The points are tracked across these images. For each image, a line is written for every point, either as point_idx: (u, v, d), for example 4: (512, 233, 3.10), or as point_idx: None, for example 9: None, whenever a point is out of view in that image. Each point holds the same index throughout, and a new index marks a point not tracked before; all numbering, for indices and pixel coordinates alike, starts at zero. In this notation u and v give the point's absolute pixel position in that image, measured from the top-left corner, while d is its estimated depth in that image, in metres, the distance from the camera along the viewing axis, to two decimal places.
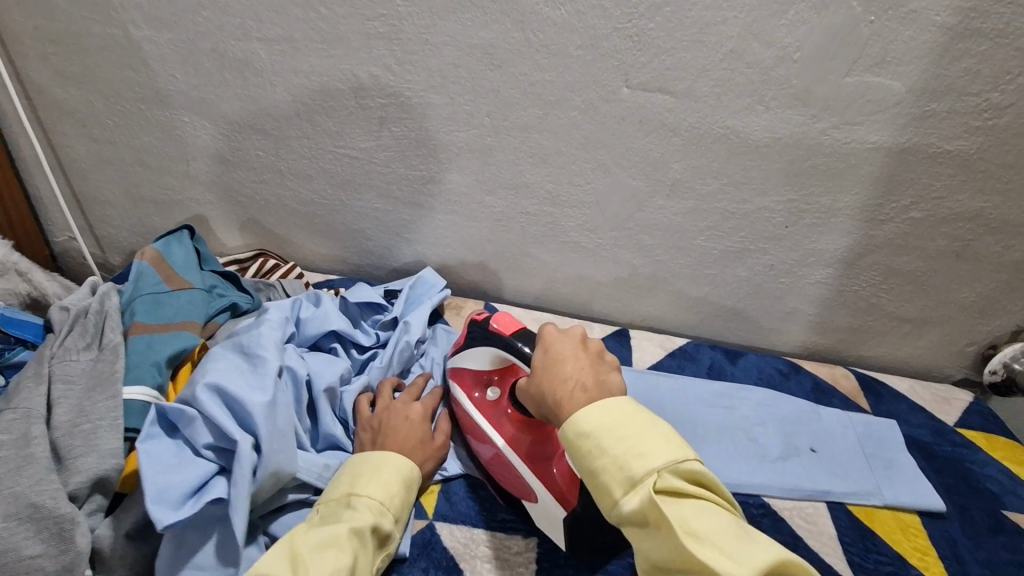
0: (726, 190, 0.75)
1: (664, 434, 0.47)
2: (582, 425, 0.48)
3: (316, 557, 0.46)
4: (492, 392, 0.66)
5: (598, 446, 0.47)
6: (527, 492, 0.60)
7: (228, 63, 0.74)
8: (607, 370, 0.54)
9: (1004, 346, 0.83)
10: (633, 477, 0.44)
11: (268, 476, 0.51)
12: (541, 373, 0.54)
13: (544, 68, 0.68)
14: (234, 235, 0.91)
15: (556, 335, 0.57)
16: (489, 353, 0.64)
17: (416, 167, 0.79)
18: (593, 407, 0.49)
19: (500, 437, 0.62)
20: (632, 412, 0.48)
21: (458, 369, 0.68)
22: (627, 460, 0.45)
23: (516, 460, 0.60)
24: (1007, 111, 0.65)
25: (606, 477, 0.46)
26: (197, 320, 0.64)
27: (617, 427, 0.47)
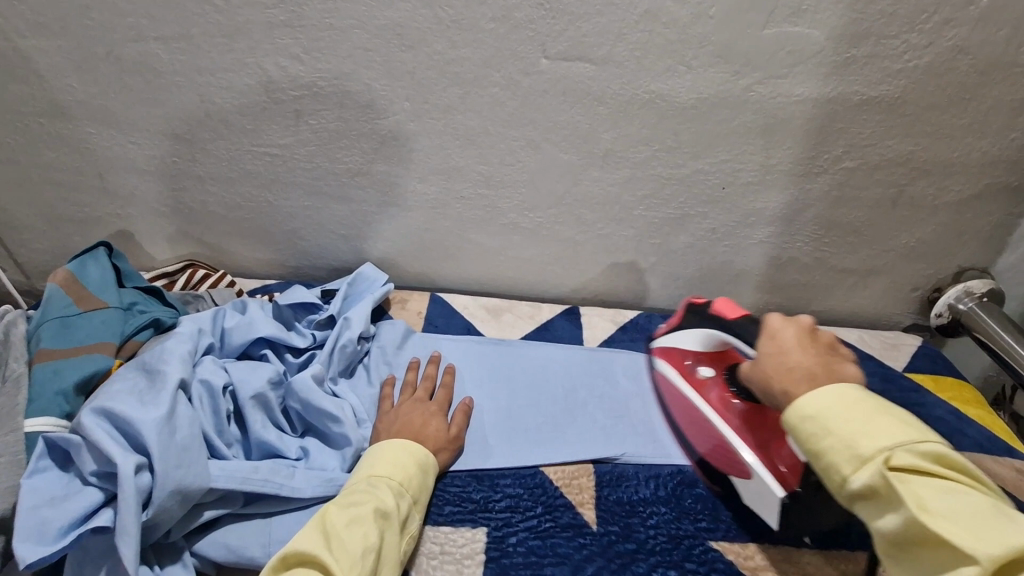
0: (659, 156, 0.73)
1: (894, 414, 0.45)
2: (804, 407, 0.47)
3: (347, 532, 0.48)
4: (705, 372, 0.67)
5: (821, 426, 0.46)
6: (741, 471, 0.60)
7: (126, 66, 0.69)
8: (838, 361, 0.51)
9: (947, 288, 0.84)
10: (863, 456, 0.43)
11: (166, 495, 0.47)
12: (763, 359, 0.54)
13: (458, 45, 0.65)
14: (162, 248, 0.86)
15: (779, 323, 0.55)
16: (706, 334, 0.65)
17: (340, 159, 0.75)
18: (820, 392, 0.47)
19: (715, 414, 0.64)
20: (857, 395, 0.47)
21: (669, 348, 0.70)
22: (854, 437, 0.44)
23: (734, 438, 0.61)
24: (927, 50, 0.64)
25: (830, 456, 0.45)
26: (112, 340, 0.61)
27: (842, 406, 0.46)
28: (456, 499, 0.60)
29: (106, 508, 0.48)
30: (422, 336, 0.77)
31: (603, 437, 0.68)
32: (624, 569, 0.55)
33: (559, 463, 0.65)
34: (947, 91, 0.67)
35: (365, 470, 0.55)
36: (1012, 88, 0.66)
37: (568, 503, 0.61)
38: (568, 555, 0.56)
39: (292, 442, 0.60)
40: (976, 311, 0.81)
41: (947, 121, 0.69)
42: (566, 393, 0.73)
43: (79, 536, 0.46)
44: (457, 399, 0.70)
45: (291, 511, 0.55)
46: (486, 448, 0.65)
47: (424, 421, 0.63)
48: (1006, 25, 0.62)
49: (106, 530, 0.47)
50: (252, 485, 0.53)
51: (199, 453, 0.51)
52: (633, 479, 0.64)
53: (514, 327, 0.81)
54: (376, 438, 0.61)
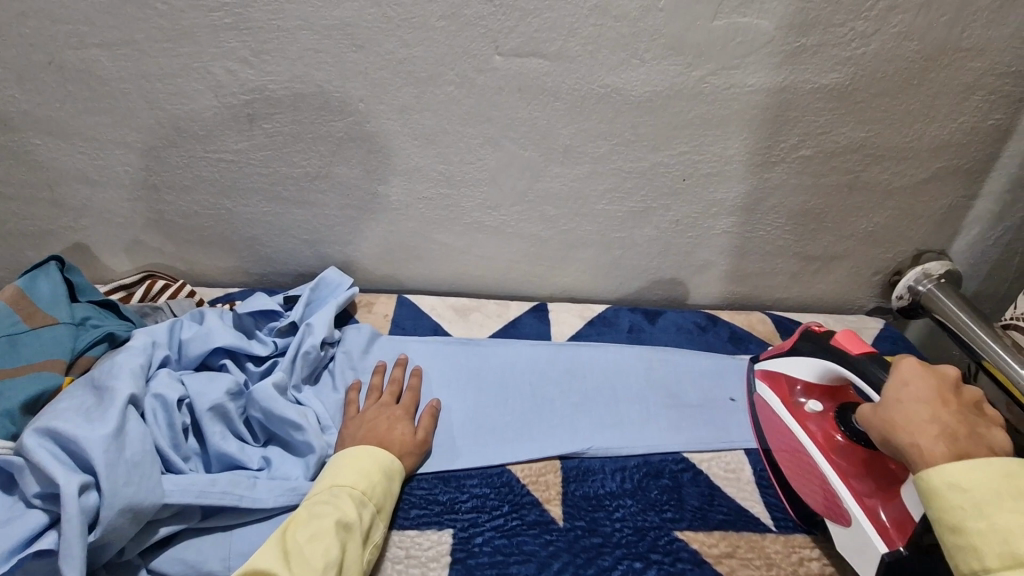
0: (618, 149, 0.73)
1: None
2: (952, 478, 0.46)
3: (308, 547, 0.48)
4: (812, 406, 0.62)
5: (976, 510, 0.45)
6: (841, 517, 0.56)
7: (69, 75, 0.67)
8: (979, 424, 0.49)
9: (906, 271, 0.85)
10: (1022, 555, 0.42)
11: (115, 514, 0.46)
12: (890, 405, 0.52)
13: (409, 44, 0.65)
14: (120, 259, 0.84)
15: (916, 369, 0.52)
16: (823, 366, 0.60)
17: (297, 162, 0.74)
18: (969, 465, 0.46)
19: (815, 448, 0.59)
20: (1022, 482, 0.45)
21: (776, 374, 0.65)
22: (1015, 534, 0.43)
23: (836, 478, 0.56)
24: (874, 38, 0.65)
25: (978, 542, 0.44)
26: (62, 355, 0.59)
27: (1004, 496, 0.45)
28: (422, 502, 0.60)
29: (52, 530, 0.47)
30: (390, 339, 0.76)
31: (570, 433, 0.68)
32: (589, 564, 0.55)
33: (526, 460, 0.65)
34: (896, 78, 0.68)
35: (325, 481, 0.54)
36: (957, 73, 0.68)
37: (535, 500, 0.61)
38: (534, 552, 0.56)
39: (254, 452, 0.59)
40: (933, 292, 0.83)
41: (897, 107, 0.70)
42: (534, 389, 0.73)
43: (24, 560, 0.45)
44: (424, 401, 0.70)
45: (251, 524, 0.54)
46: (453, 449, 0.65)
47: (388, 426, 0.62)
48: (948, 11, 0.63)
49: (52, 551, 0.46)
50: (209, 499, 0.52)
51: (151, 469, 0.50)
52: (599, 472, 0.64)
53: (482, 326, 0.81)
54: (339, 444, 0.60)
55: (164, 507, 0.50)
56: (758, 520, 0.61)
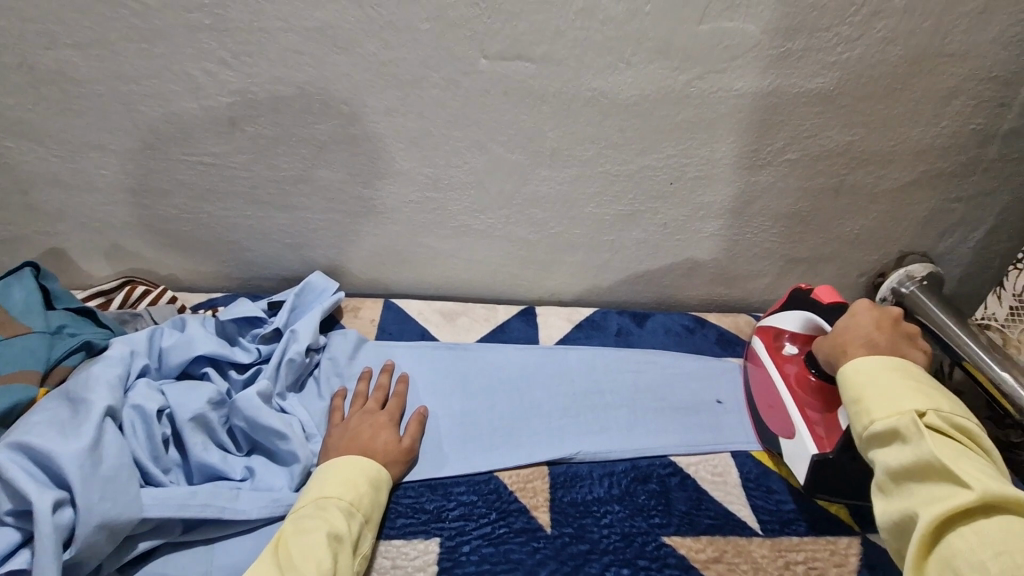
0: (606, 153, 0.73)
1: (945, 396, 0.51)
2: (858, 360, 0.55)
3: (300, 561, 0.47)
4: (791, 348, 0.70)
5: (869, 377, 0.53)
6: (788, 431, 0.65)
7: (42, 76, 0.65)
8: (906, 347, 0.57)
9: (891, 273, 0.86)
10: (896, 404, 0.50)
11: (91, 531, 0.45)
12: (836, 329, 0.61)
13: (393, 47, 0.64)
14: (98, 264, 0.82)
15: (866, 304, 0.60)
16: (800, 315, 0.68)
17: (280, 165, 0.73)
18: (878, 359, 0.54)
19: (783, 383, 0.67)
20: (916, 371, 0.53)
21: (766, 326, 0.73)
22: (896, 393, 0.51)
23: (792, 405, 0.65)
24: (858, 42, 0.65)
25: (866, 398, 0.52)
26: (36, 367, 0.57)
27: (895, 371, 0.53)
28: (409, 511, 0.59)
29: (24, 549, 0.46)
30: (377, 344, 0.76)
31: (557, 438, 0.68)
32: (577, 571, 0.55)
33: (513, 467, 0.64)
34: (879, 83, 0.68)
35: (311, 494, 0.54)
36: (939, 78, 0.68)
37: (523, 507, 0.61)
38: (521, 560, 0.56)
39: (237, 462, 0.58)
40: (917, 294, 0.83)
41: (880, 111, 0.71)
42: (521, 394, 0.73)
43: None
44: (411, 408, 0.69)
45: (233, 538, 0.53)
46: (440, 456, 0.65)
47: (374, 433, 0.62)
48: (930, 16, 0.64)
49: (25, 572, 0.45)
50: (190, 512, 0.51)
51: (128, 484, 0.49)
52: (586, 478, 0.64)
53: (470, 330, 0.81)
54: (324, 454, 0.59)
55: (142, 522, 0.49)
56: (745, 524, 0.61)
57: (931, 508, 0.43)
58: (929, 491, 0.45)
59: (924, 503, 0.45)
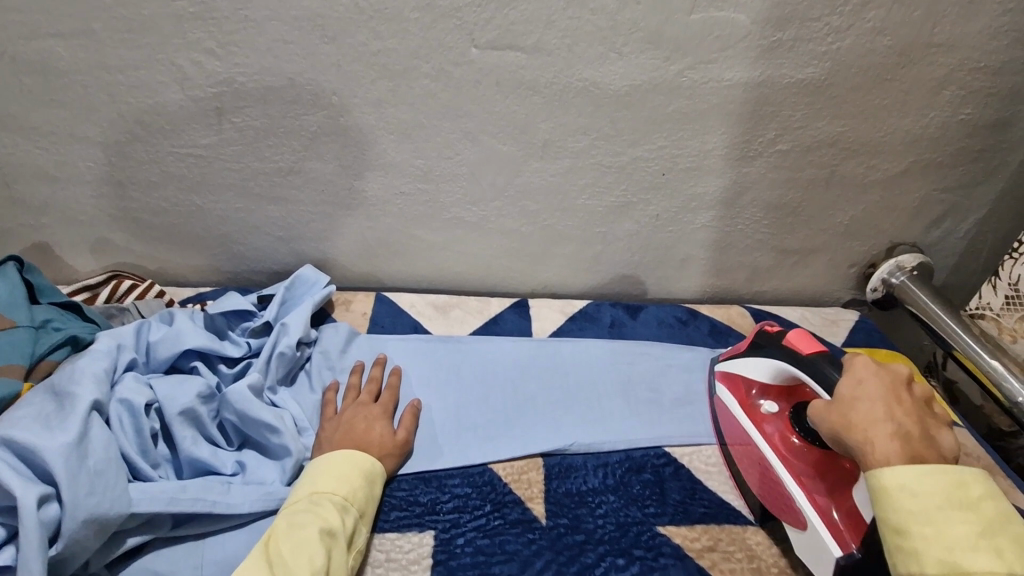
0: (598, 144, 0.73)
1: (1009, 534, 0.44)
2: (904, 479, 0.46)
3: (290, 558, 0.47)
4: (769, 408, 0.63)
5: (924, 517, 0.45)
6: (796, 520, 0.56)
7: (24, 66, 0.64)
8: (929, 421, 0.50)
9: (881, 263, 0.86)
10: (963, 568, 0.43)
11: (79, 525, 0.45)
12: (846, 404, 0.52)
13: (383, 36, 0.63)
14: (84, 259, 0.81)
15: (870, 368, 0.52)
16: (779, 369, 0.61)
17: (269, 157, 0.72)
18: (921, 468, 0.46)
19: (772, 452, 0.59)
20: (975, 498, 0.45)
21: (734, 376, 0.67)
22: (958, 546, 0.43)
23: (791, 482, 0.57)
24: (848, 33, 0.66)
25: (922, 547, 0.44)
26: (20, 361, 0.56)
27: (955, 507, 0.45)
28: (403, 504, 0.59)
29: (11, 544, 0.45)
30: (369, 337, 0.75)
31: (552, 430, 0.68)
32: (572, 562, 0.55)
33: (508, 458, 0.64)
34: (869, 73, 0.69)
35: (304, 489, 0.53)
36: (928, 69, 0.69)
37: (517, 499, 0.60)
38: (517, 551, 0.56)
39: (228, 456, 0.57)
40: (908, 284, 0.84)
41: (871, 101, 0.71)
42: (515, 386, 0.72)
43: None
44: (405, 401, 0.69)
45: (225, 532, 0.53)
46: (434, 448, 0.64)
47: (366, 426, 0.61)
48: (919, 7, 0.64)
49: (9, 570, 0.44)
50: (180, 506, 0.50)
51: (116, 478, 0.48)
52: (581, 469, 0.64)
53: (463, 323, 0.80)
54: (317, 447, 0.59)
55: (131, 516, 0.48)
56: (739, 513, 0.61)
57: None
58: None
59: None
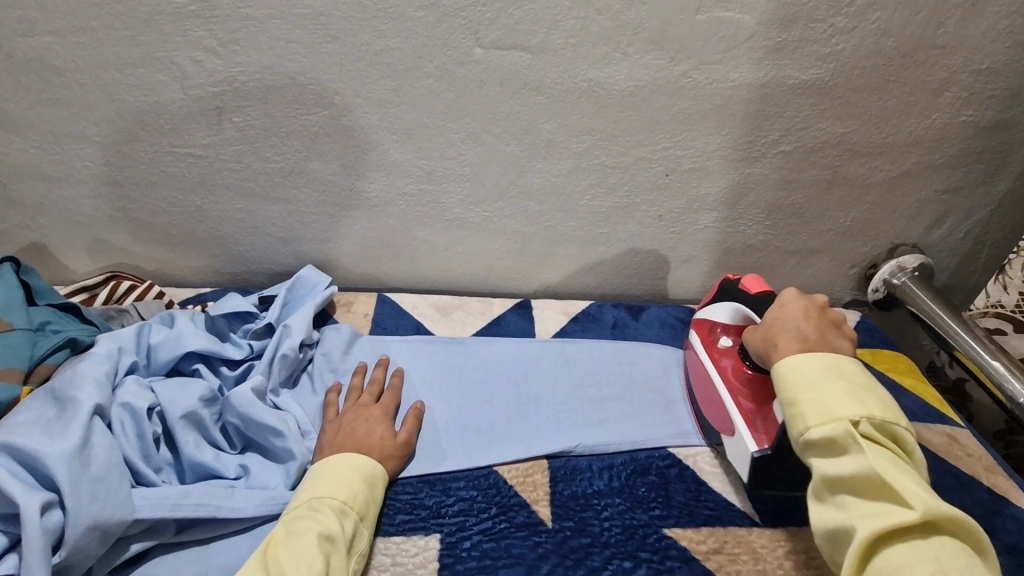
0: (602, 145, 0.72)
1: (877, 395, 0.50)
2: (793, 360, 0.53)
3: (290, 564, 0.46)
4: (725, 342, 0.69)
5: (804, 381, 0.51)
6: (728, 428, 0.63)
7: (21, 64, 0.63)
8: (835, 333, 0.56)
9: (881, 264, 0.86)
10: (833, 412, 0.48)
11: (81, 533, 0.44)
12: (767, 322, 0.59)
13: (387, 36, 0.63)
14: (82, 259, 0.80)
15: (791, 296, 0.60)
16: (733, 306, 0.67)
17: (270, 158, 0.71)
18: (810, 354, 0.52)
19: (720, 378, 0.65)
20: (849, 369, 0.51)
21: (702, 319, 0.73)
22: (831, 397, 0.49)
23: (729, 399, 0.63)
24: (852, 34, 0.65)
25: (803, 405, 0.50)
26: (19, 365, 0.56)
27: (831, 372, 0.51)
28: (407, 507, 0.58)
29: (13, 553, 0.44)
30: (371, 340, 0.74)
31: (556, 431, 0.67)
32: (578, 565, 0.55)
33: (512, 461, 0.64)
34: (873, 74, 0.69)
35: (305, 494, 0.53)
36: (931, 69, 0.69)
37: (522, 502, 0.60)
38: (522, 555, 0.55)
39: (230, 460, 0.57)
40: (909, 285, 0.85)
41: (875, 103, 0.71)
42: (518, 388, 0.72)
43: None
44: (408, 403, 0.68)
45: (227, 539, 0.52)
46: (438, 451, 0.64)
47: (369, 428, 0.61)
48: (923, 8, 0.64)
49: None
50: (183, 511, 0.50)
51: (118, 484, 0.47)
52: (586, 471, 0.64)
53: (466, 324, 0.79)
54: (320, 450, 0.58)
55: (133, 523, 0.48)
56: (744, 515, 0.61)
57: (870, 527, 0.42)
58: (866, 507, 0.44)
59: (860, 519, 0.44)
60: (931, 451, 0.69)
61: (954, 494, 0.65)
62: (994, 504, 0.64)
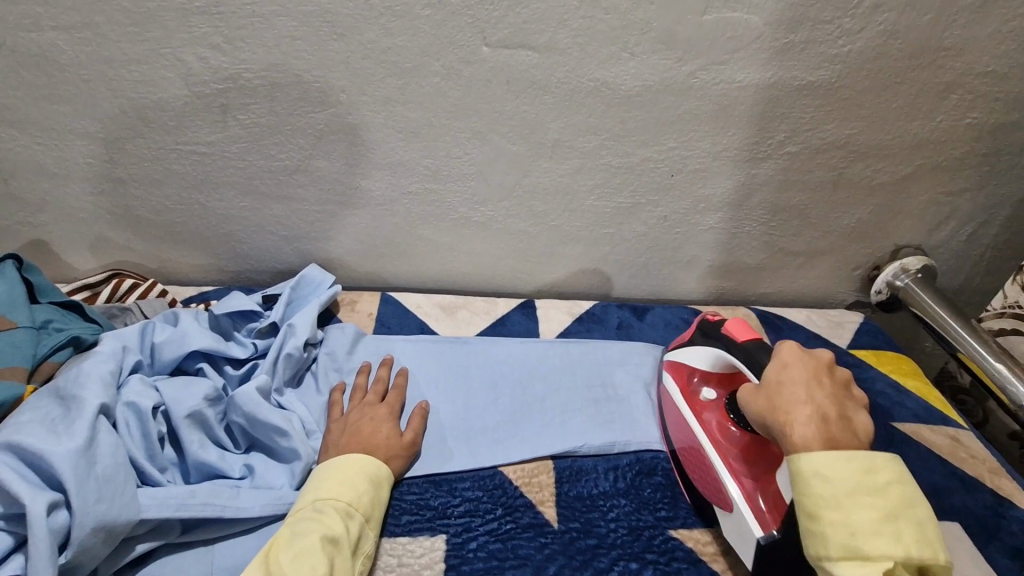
0: (608, 145, 0.72)
1: (912, 517, 0.44)
2: (820, 466, 0.46)
3: (294, 565, 0.46)
4: (708, 394, 0.63)
5: (833, 501, 0.45)
6: (723, 501, 0.57)
7: (24, 60, 0.62)
8: (849, 405, 0.50)
9: (885, 266, 0.87)
10: (865, 552, 0.43)
11: (89, 533, 0.44)
12: (771, 387, 0.53)
13: (393, 33, 0.62)
14: (83, 257, 0.79)
15: (796, 355, 0.54)
16: (716, 355, 0.62)
17: (275, 155, 0.71)
18: (835, 453, 0.46)
19: (707, 437, 0.59)
20: (882, 483, 0.45)
21: (678, 363, 0.67)
22: (862, 531, 0.43)
23: (720, 463, 0.57)
24: (860, 36, 0.65)
25: (829, 532, 0.45)
26: (23, 363, 0.55)
27: (864, 493, 0.45)
28: (413, 508, 0.58)
29: (19, 553, 0.44)
30: (375, 338, 0.74)
31: (561, 431, 0.67)
32: (585, 566, 0.55)
33: (518, 461, 0.64)
34: (880, 76, 0.69)
35: (308, 496, 0.52)
36: (938, 72, 0.69)
37: (528, 502, 0.60)
38: (529, 556, 0.55)
39: (235, 459, 0.57)
40: (911, 286, 0.85)
41: (881, 105, 0.71)
42: (523, 388, 0.72)
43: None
44: (412, 403, 0.68)
45: (232, 539, 0.52)
46: (444, 451, 0.64)
47: (374, 428, 0.60)
48: (930, 11, 0.64)
49: None
50: (189, 511, 0.49)
51: (124, 484, 0.47)
52: (592, 472, 0.64)
53: (470, 324, 0.79)
54: (325, 450, 0.58)
55: (140, 522, 0.47)
56: None
57: None
58: None
59: None
60: (935, 453, 0.69)
61: (958, 495, 0.65)
62: (998, 506, 0.64)
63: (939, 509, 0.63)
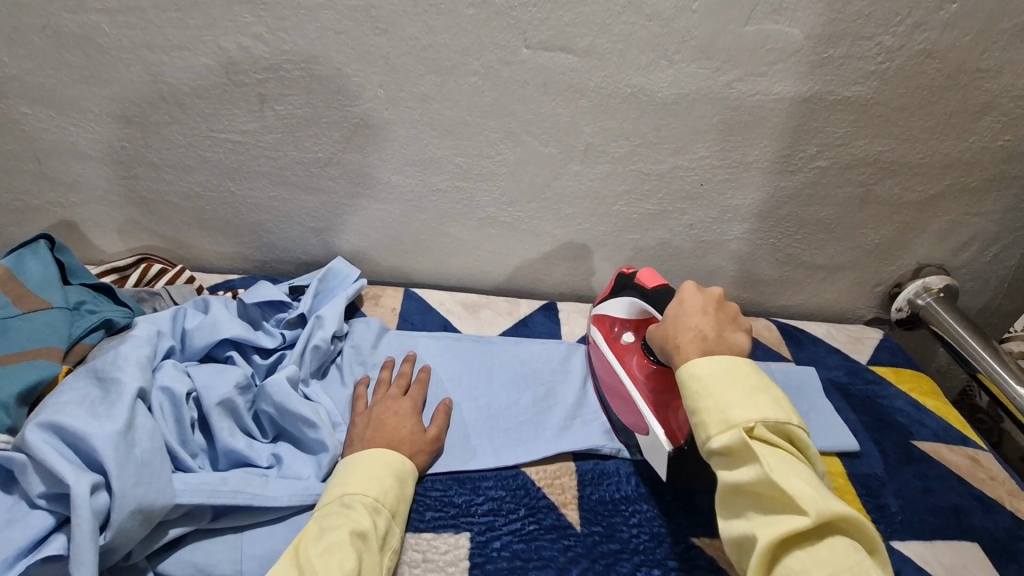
0: (640, 151, 0.72)
1: (771, 390, 0.49)
2: (694, 367, 0.51)
3: (321, 562, 0.46)
4: (628, 338, 0.69)
5: (703, 386, 0.49)
6: (643, 426, 0.62)
7: (66, 40, 0.62)
8: (733, 329, 0.54)
9: (908, 283, 0.87)
10: (732, 421, 0.46)
11: (128, 515, 0.45)
12: (668, 320, 0.57)
13: (435, 30, 0.62)
14: (111, 239, 0.80)
15: (691, 291, 0.57)
16: (629, 302, 0.67)
17: (308, 147, 0.71)
18: (708, 360, 0.51)
19: (627, 375, 0.66)
20: (745, 370, 0.50)
21: (602, 316, 0.72)
22: (728, 404, 0.47)
23: (637, 395, 0.63)
24: (899, 53, 0.65)
25: (703, 414, 0.48)
26: (59, 343, 0.56)
27: (728, 377, 0.49)
28: (437, 504, 0.59)
29: (60, 534, 0.45)
30: (399, 333, 0.74)
31: (584, 433, 0.67)
32: (608, 570, 0.55)
33: (541, 463, 0.64)
34: (915, 94, 0.69)
35: (335, 490, 0.53)
36: (973, 93, 0.69)
37: (551, 505, 0.60)
38: (553, 557, 0.56)
39: (263, 449, 0.57)
40: (933, 305, 0.85)
41: (915, 123, 0.71)
42: (546, 390, 0.72)
43: (30, 566, 0.43)
44: (436, 400, 0.68)
45: (259, 530, 0.52)
46: (468, 449, 0.64)
47: (398, 423, 0.61)
48: (970, 32, 0.64)
49: (60, 559, 0.44)
50: (221, 498, 0.50)
51: (161, 468, 0.48)
52: (614, 476, 0.64)
53: (493, 323, 0.80)
54: (350, 442, 0.59)
55: (174, 507, 0.48)
56: None
57: (772, 537, 0.42)
58: (768, 513, 0.44)
59: (763, 526, 0.43)
60: (955, 474, 0.69)
61: (978, 516, 0.65)
62: (1017, 529, 0.64)
63: (959, 530, 0.64)
